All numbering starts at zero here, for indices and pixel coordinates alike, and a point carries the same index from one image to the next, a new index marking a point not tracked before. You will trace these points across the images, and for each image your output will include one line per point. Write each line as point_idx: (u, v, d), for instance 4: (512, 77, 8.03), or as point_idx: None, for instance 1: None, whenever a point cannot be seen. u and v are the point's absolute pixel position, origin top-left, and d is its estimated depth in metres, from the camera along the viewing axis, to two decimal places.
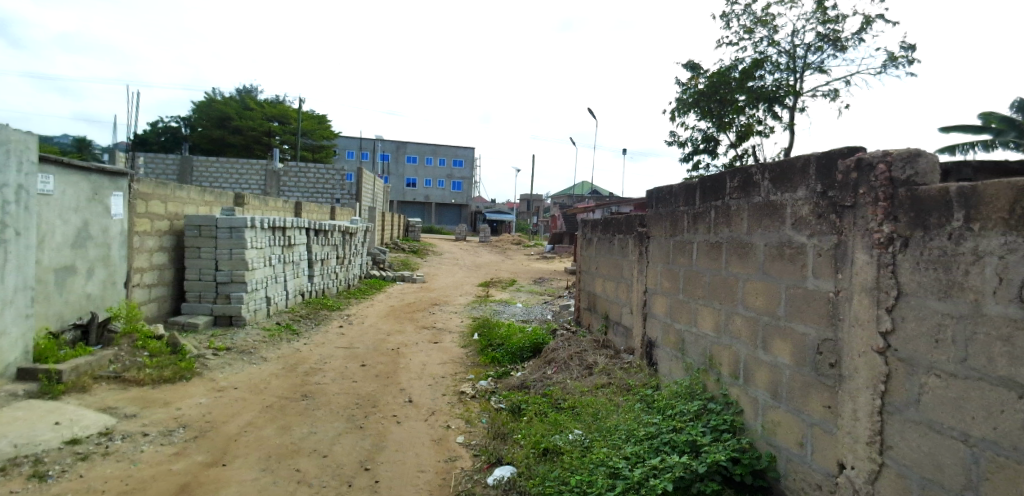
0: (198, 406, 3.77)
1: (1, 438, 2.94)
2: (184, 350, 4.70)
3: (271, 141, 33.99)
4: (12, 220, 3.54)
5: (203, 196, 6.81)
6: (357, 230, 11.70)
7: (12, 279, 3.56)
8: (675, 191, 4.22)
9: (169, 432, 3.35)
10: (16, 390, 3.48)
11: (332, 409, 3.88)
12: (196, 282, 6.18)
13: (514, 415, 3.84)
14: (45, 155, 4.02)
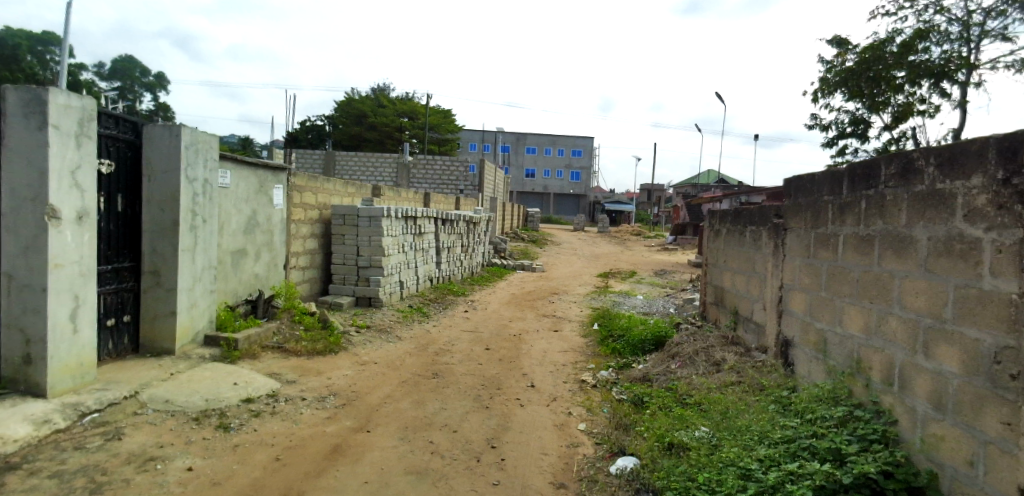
0: (345, 377, 4.17)
1: (196, 393, 3.51)
2: (333, 326, 5.22)
3: (401, 136, 36.69)
4: (200, 209, 4.12)
5: (347, 187, 7.51)
6: (481, 219, 12.24)
7: (200, 259, 4.16)
8: (819, 180, 3.88)
9: (322, 398, 3.74)
10: (204, 354, 4.08)
11: (459, 388, 4.10)
12: (341, 266, 6.82)
13: (637, 408, 3.80)
14: (225, 153, 4.62)
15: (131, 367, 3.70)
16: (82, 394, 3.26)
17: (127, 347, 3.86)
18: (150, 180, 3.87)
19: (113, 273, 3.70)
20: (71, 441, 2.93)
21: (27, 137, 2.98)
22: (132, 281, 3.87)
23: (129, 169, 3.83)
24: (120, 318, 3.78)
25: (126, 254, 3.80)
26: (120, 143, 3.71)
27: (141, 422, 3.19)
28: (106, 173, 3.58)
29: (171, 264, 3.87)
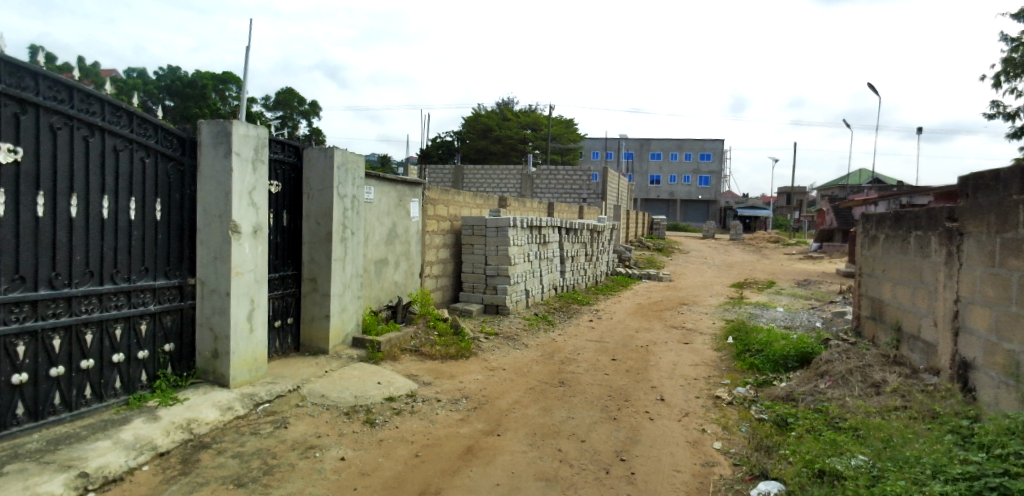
0: (476, 381, 4.35)
1: (347, 390, 3.88)
2: (463, 332, 5.49)
3: (523, 148, 38.27)
4: (349, 222, 4.53)
5: (476, 199, 8.02)
6: (605, 228, 12.31)
7: (350, 268, 4.58)
8: (1005, 177, 3.35)
9: (456, 400, 3.92)
10: (353, 354, 4.50)
11: (586, 398, 4.09)
12: (471, 274, 7.22)
13: (780, 429, 3.52)
14: (371, 171, 5.08)
15: (293, 364, 4.18)
16: (256, 386, 3.76)
17: (290, 346, 4.37)
18: (309, 198, 4.36)
19: (279, 280, 4.21)
20: (249, 426, 3.38)
21: (215, 163, 3.51)
22: (294, 287, 4.37)
23: (293, 188, 4.34)
24: (285, 320, 4.29)
25: (289, 263, 4.29)
26: (286, 166, 4.23)
27: (302, 413, 3.58)
28: (274, 192, 4.10)
29: (326, 272, 4.31)
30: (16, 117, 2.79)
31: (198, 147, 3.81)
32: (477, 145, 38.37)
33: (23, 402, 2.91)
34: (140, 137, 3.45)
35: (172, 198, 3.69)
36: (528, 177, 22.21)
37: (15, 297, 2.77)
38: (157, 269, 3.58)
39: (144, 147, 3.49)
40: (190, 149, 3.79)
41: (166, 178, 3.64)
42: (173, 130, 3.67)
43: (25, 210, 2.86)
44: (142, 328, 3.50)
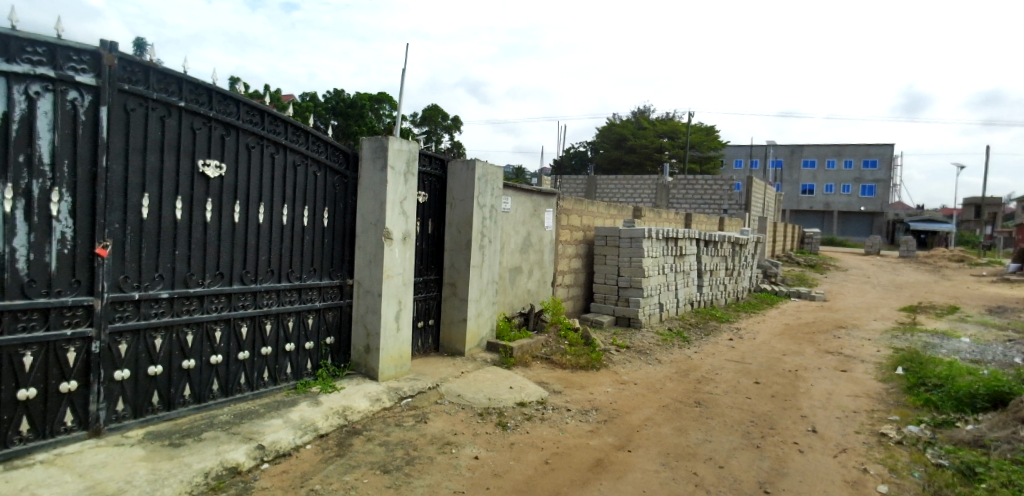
0: (607, 394, 4.32)
1: (481, 391, 4.06)
2: (595, 344, 5.48)
3: (661, 157, 37.34)
4: (488, 230, 4.74)
5: (609, 210, 8.16)
6: (748, 242, 11.68)
7: (486, 274, 4.79)
8: None
9: (586, 411, 3.92)
10: (487, 358, 4.70)
11: (725, 422, 3.86)
12: (603, 285, 7.29)
13: (965, 479, 3.03)
14: (509, 182, 5.32)
15: (433, 362, 4.48)
16: (400, 381, 4.08)
17: (430, 346, 4.69)
18: (452, 207, 4.64)
19: (424, 284, 4.56)
20: (394, 418, 3.65)
21: (373, 175, 3.91)
22: (436, 291, 4.69)
23: (438, 198, 4.65)
24: (427, 322, 4.62)
25: (432, 269, 4.63)
26: (433, 178, 4.54)
27: (441, 410, 3.80)
28: (422, 202, 4.43)
29: (464, 278, 4.57)
30: (222, 138, 3.40)
31: (359, 161, 4.20)
32: (611, 154, 38.32)
33: (218, 379, 3.47)
34: (314, 153, 3.92)
35: (337, 207, 4.13)
36: (664, 187, 21.64)
37: (215, 289, 3.38)
38: (323, 270, 4.02)
39: (317, 162, 3.95)
40: (353, 163, 4.20)
41: (333, 189, 4.08)
42: (340, 147, 4.09)
43: (227, 215, 3.46)
44: (310, 322, 3.95)
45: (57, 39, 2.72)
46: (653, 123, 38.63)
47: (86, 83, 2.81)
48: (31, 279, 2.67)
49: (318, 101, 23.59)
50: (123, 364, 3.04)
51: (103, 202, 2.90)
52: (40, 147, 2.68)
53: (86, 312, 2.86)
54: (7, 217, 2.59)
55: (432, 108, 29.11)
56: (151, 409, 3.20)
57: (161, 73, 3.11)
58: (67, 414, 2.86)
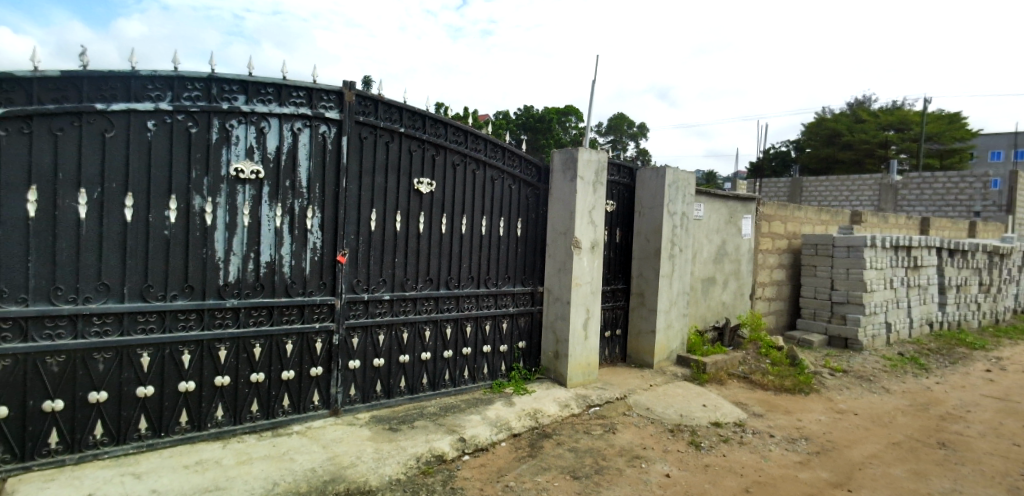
0: (819, 423, 3.87)
1: (672, 407, 3.94)
2: (803, 365, 5.02)
3: (885, 153, 32.54)
4: (678, 239, 4.63)
5: (821, 215, 7.77)
6: (1017, 252, 9.60)
7: (677, 285, 4.68)
8: None
9: (793, 440, 3.56)
10: (677, 372, 4.59)
11: (983, 471, 3.18)
12: (812, 299, 6.92)
13: None
14: (701, 189, 5.19)
15: (621, 372, 4.50)
16: (588, 389, 4.15)
17: (617, 355, 4.72)
18: (641, 215, 4.63)
19: (611, 293, 4.62)
20: (582, 425, 3.69)
21: (562, 188, 4.12)
22: (623, 301, 4.70)
23: (627, 207, 4.67)
24: (614, 331, 4.67)
25: (620, 277, 4.67)
26: (620, 186, 4.59)
27: (630, 422, 3.75)
28: (609, 211, 4.50)
29: (654, 288, 4.51)
30: (433, 158, 3.79)
31: (550, 173, 4.33)
32: (820, 153, 34.40)
33: (427, 374, 3.87)
34: (510, 168, 4.17)
35: (529, 217, 4.32)
36: (889, 187, 18.90)
37: (426, 293, 3.78)
38: (516, 277, 4.25)
39: (512, 177, 4.19)
40: (545, 176, 4.36)
41: (525, 200, 4.28)
42: (533, 162, 4.28)
43: (436, 227, 3.85)
44: (504, 326, 4.19)
45: (314, 83, 3.32)
46: (872, 116, 33.97)
47: (333, 118, 3.38)
48: (292, 280, 3.32)
49: (510, 119, 25.59)
50: (355, 355, 3.54)
51: (343, 217, 3.44)
52: (300, 173, 3.32)
53: (330, 309, 3.43)
54: (279, 230, 3.28)
55: (619, 118, 29.91)
56: (375, 396, 3.67)
57: (387, 104, 3.58)
58: (314, 394, 3.45)
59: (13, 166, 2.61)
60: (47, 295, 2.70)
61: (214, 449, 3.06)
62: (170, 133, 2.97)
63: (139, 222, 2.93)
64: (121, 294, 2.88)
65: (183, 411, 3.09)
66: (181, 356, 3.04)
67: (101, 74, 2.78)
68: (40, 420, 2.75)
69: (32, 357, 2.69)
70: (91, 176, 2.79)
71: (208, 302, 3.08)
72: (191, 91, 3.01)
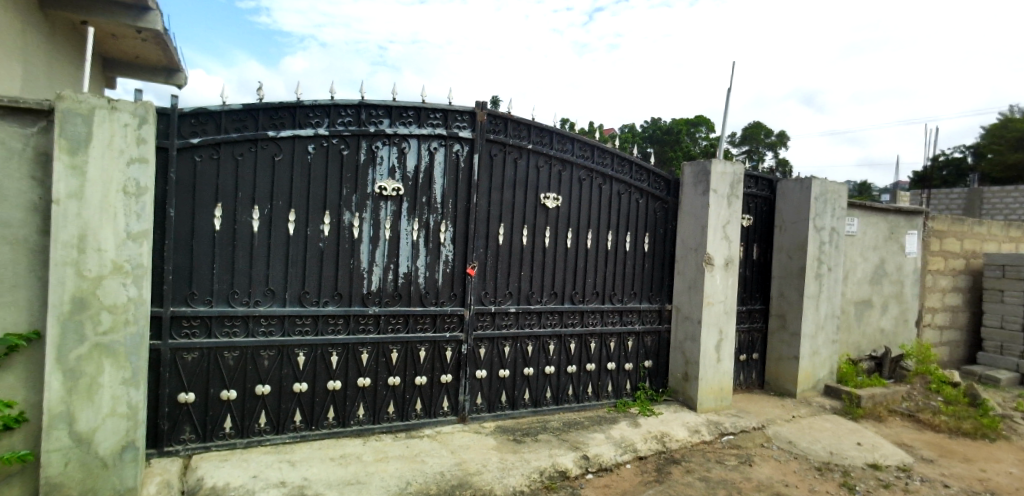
0: (1009, 476, 3.28)
1: (819, 443, 3.59)
2: (987, 405, 4.34)
3: None
4: (826, 257, 4.31)
5: (1008, 231, 6.71)
6: None
7: (825, 307, 4.34)
8: None
9: (974, 493, 3.04)
10: (825, 404, 4.24)
11: None
12: (999, 330, 5.96)
13: None
14: (854, 202, 4.74)
15: (758, 400, 4.24)
16: (720, 415, 3.91)
17: (754, 381, 4.49)
18: (782, 230, 4.38)
19: (747, 313, 4.41)
20: (714, 454, 3.47)
21: (694, 201, 4.00)
22: (761, 322, 4.47)
23: (766, 221, 4.44)
24: (750, 355, 4.45)
25: (758, 297, 4.44)
26: (759, 199, 4.40)
27: (769, 455, 3.46)
28: (746, 225, 4.33)
29: (797, 309, 4.22)
30: (560, 173, 3.83)
31: (681, 186, 4.17)
32: None
33: (551, 388, 3.87)
34: (637, 182, 4.08)
35: (657, 231, 4.18)
36: None
37: (551, 307, 3.81)
38: (642, 293, 4.14)
39: (640, 190, 4.10)
40: (674, 189, 4.20)
41: (653, 215, 4.16)
42: (662, 174, 4.16)
43: (561, 241, 3.87)
44: (630, 344, 4.09)
45: (449, 105, 3.51)
46: None
47: (466, 137, 3.55)
48: (427, 290, 3.51)
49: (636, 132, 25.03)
50: (483, 365, 3.65)
51: (473, 231, 3.59)
52: (435, 190, 3.51)
53: (459, 319, 3.58)
54: (415, 243, 3.49)
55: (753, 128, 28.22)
56: (500, 406, 3.74)
57: (516, 122, 3.70)
58: (444, 400, 3.60)
59: (205, 188, 3.08)
60: (227, 297, 3.14)
61: (356, 445, 3.30)
62: (326, 155, 3.29)
63: (300, 235, 3.28)
64: (283, 298, 3.25)
65: (330, 407, 3.38)
66: (330, 357, 3.33)
67: (273, 106, 3.17)
68: (219, 406, 3.18)
69: (214, 351, 3.12)
70: (263, 195, 3.19)
71: (354, 308, 3.35)
72: (344, 117, 3.31)
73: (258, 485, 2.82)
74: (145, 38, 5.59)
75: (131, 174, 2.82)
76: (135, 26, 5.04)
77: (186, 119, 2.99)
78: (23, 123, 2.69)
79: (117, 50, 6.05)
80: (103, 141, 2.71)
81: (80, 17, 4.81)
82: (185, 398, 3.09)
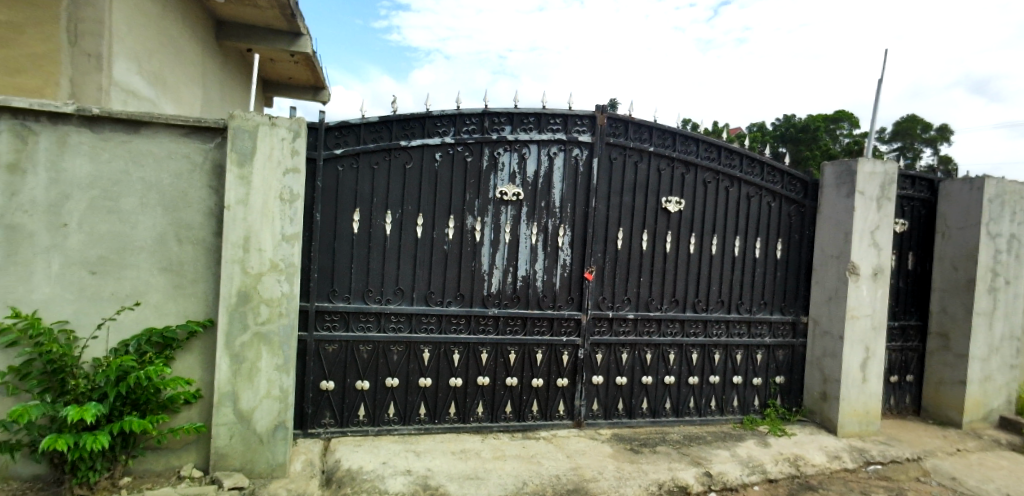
0: None
1: (992, 482, 3.14)
2: None
3: None
4: (1002, 268, 3.83)
5: None
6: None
7: (1000, 327, 3.85)
8: None
9: None
10: (999, 438, 3.73)
11: None
12: None
13: None
14: None
15: (913, 427, 3.84)
16: (866, 441, 3.57)
17: (908, 406, 4.07)
18: (944, 237, 3.96)
19: (901, 330, 4.02)
20: (857, 484, 3.15)
21: (837, 205, 3.70)
22: (917, 341, 4.05)
23: (924, 227, 4.05)
24: (903, 377, 4.05)
25: (913, 312, 4.04)
26: (916, 202, 4.01)
27: (926, 491, 3.09)
28: (901, 231, 3.97)
29: (965, 328, 3.79)
30: (683, 176, 3.70)
31: (820, 188, 3.84)
32: None
33: (670, 399, 3.75)
34: (769, 184, 3.83)
35: (792, 237, 3.89)
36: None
37: (671, 315, 3.69)
38: (774, 304, 3.88)
39: (772, 193, 3.84)
40: (812, 192, 3.89)
41: (788, 220, 3.88)
42: (797, 176, 3.86)
43: (683, 246, 3.74)
44: (758, 358, 3.85)
45: (569, 110, 3.53)
46: None
47: (586, 141, 3.55)
48: (544, 293, 3.56)
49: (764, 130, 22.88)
50: (599, 371, 3.62)
51: (591, 236, 3.57)
52: (554, 194, 3.55)
53: (576, 323, 3.58)
54: (534, 247, 3.55)
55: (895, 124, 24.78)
56: (617, 414, 3.69)
57: (636, 125, 3.64)
58: (560, 404, 3.62)
59: (346, 194, 3.35)
60: (363, 295, 3.40)
61: (475, 441, 3.42)
62: (451, 162, 3.44)
63: (427, 238, 3.46)
64: (411, 297, 3.45)
65: (452, 403, 3.53)
66: (453, 355, 3.49)
67: (405, 117, 3.37)
68: (354, 395, 3.45)
69: (351, 344, 3.39)
70: (395, 200, 3.41)
71: (475, 309, 3.48)
72: (469, 125, 3.44)
73: (387, 471, 3.02)
74: (297, 61, 6.30)
75: (286, 182, 3.13)
76: (290, 50, 5.72)
77: (332, 132, 3.29)
78: (203, 140, 3.11)
79: (275, 73, 6.87)
80: (264, 153, 3.06)
81: (248, 45, 5.53)
82: (326, 386, 3.38)
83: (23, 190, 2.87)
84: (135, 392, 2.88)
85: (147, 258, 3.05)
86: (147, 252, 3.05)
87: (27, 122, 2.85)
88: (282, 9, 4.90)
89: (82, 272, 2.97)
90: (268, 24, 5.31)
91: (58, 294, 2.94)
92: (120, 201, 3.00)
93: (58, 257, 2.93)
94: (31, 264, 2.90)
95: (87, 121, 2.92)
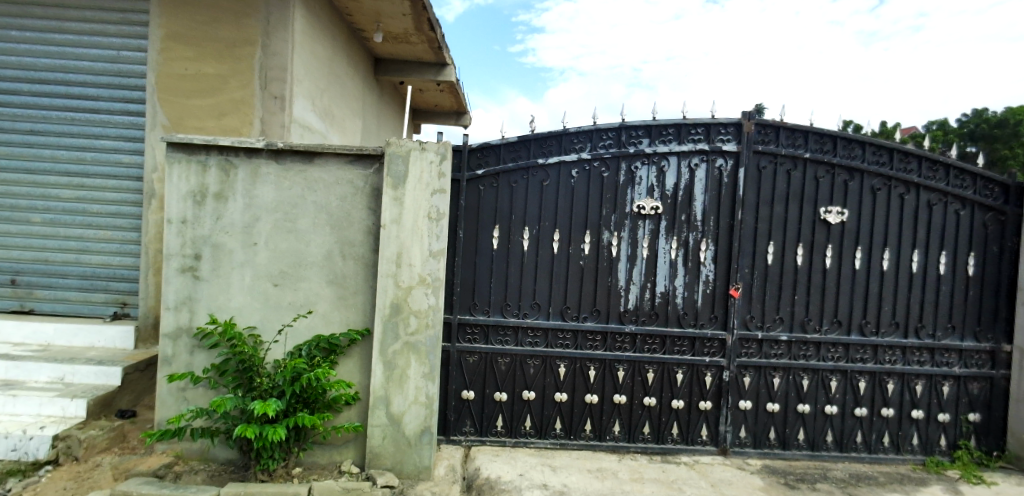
0: None
1: None
2: None
3: None
4: None
5: None
6: None
7: None
8: None
9: None
10: None
11: None
12: None
13: None
14: None
15: None
16: None
17: None
18: None
19: None
20: None
21: None
22: None
23: None
24: None
25: None
26: None
27: None
28: None
29: None
30: (845, 183, 3.37)
31: None
32: None
33: (833, 431, 3.39)
34: (957, 189, 3.35)
35: (988, 251, 3.37)
36: None
37: (833, 337, 3.36)
38: (964, 329, 3.38)
39: (960, 200, 3.35)
40: (1016, 197, 3.33)
41: (983, 230, 3.36)
42: (995, 178, 3.33)
43: (847, 262, 3.39)
44: (945, 390, 3.36)
45: (712, 119, 3.40)
46: None
47: (730, 150, 3.39)
48: (685, 310, 3.42)
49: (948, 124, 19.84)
50: (748, 395, 3.39)
51: (738, 250, 3.38)
52: (695, 207, 3.42)
53: (721, 344, 3.40)
54: (673, 262, 3.44)
55: None
56: (769, 444, 3.41)
57: (789, 130, 3.39)
58: (703, 428, 3.43)
59: (486, 211, 3.51)
60: (501, 309, 3.51)
61: (612, 460, 3.36)
62: (588, 178, 3.46)
63: (564, 253, 3.50)
64: (548, 312, 3.49)
65: (588, 419, 3.51)
66: (589, 371, 3.47)
67: (543, 135, 3.46)
68: (493, 406, 3.56)
69: (490, 356, 3.51)
70: (532, 217, 3.50)
71: (612, 325, 3.44)
72: (605, 140, 3.44)
73: (525, 483, 3.08)
74: (442, 89, 6.85)
75: (434, 202, 3.34)
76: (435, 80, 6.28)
77: (474, 153, 3.47)
78: (364, 166, 3.43)
79: (422, 101, 7.52)
80: (415, 176, 3.30)
81: (400, 78, 6.13)
82: (467, 395, 3.53)
83: (226, 214, 3.39)
84: (307, 392, 3.21)
85: (318, 272, 3.43)
86: (317, 267, 3.43)
87: (230, 157, 3.38)
88: (430, 42, 5.40)
89: (268, 284, 3.43)
90: (415, 57, 5.91)
91: (250, 303, 3.42)
92: (298, 222, 3.42)
93: (250, 271, 3.42)
94: (230, 276, 3.41)
95: (273, 154, 3.38)
